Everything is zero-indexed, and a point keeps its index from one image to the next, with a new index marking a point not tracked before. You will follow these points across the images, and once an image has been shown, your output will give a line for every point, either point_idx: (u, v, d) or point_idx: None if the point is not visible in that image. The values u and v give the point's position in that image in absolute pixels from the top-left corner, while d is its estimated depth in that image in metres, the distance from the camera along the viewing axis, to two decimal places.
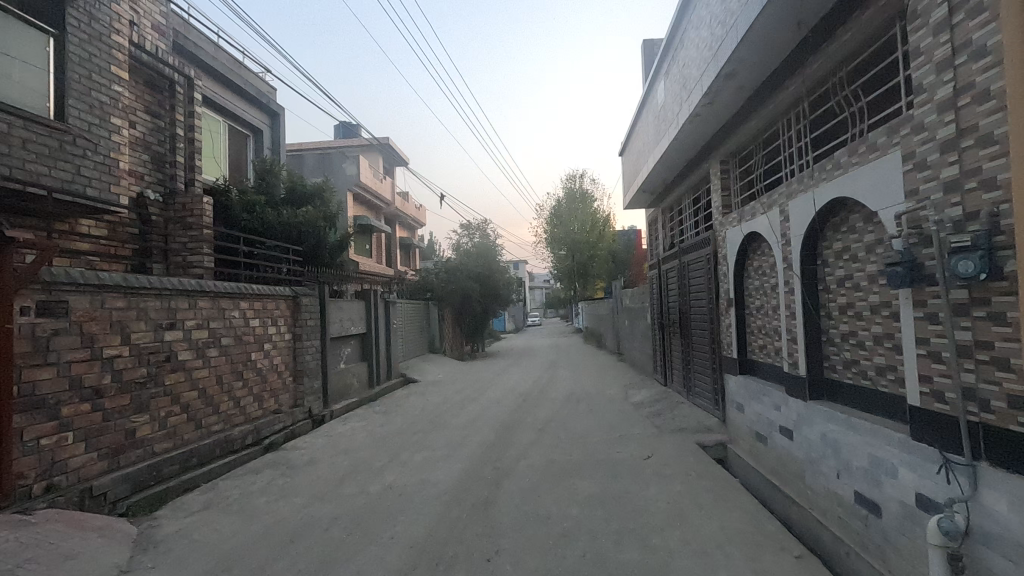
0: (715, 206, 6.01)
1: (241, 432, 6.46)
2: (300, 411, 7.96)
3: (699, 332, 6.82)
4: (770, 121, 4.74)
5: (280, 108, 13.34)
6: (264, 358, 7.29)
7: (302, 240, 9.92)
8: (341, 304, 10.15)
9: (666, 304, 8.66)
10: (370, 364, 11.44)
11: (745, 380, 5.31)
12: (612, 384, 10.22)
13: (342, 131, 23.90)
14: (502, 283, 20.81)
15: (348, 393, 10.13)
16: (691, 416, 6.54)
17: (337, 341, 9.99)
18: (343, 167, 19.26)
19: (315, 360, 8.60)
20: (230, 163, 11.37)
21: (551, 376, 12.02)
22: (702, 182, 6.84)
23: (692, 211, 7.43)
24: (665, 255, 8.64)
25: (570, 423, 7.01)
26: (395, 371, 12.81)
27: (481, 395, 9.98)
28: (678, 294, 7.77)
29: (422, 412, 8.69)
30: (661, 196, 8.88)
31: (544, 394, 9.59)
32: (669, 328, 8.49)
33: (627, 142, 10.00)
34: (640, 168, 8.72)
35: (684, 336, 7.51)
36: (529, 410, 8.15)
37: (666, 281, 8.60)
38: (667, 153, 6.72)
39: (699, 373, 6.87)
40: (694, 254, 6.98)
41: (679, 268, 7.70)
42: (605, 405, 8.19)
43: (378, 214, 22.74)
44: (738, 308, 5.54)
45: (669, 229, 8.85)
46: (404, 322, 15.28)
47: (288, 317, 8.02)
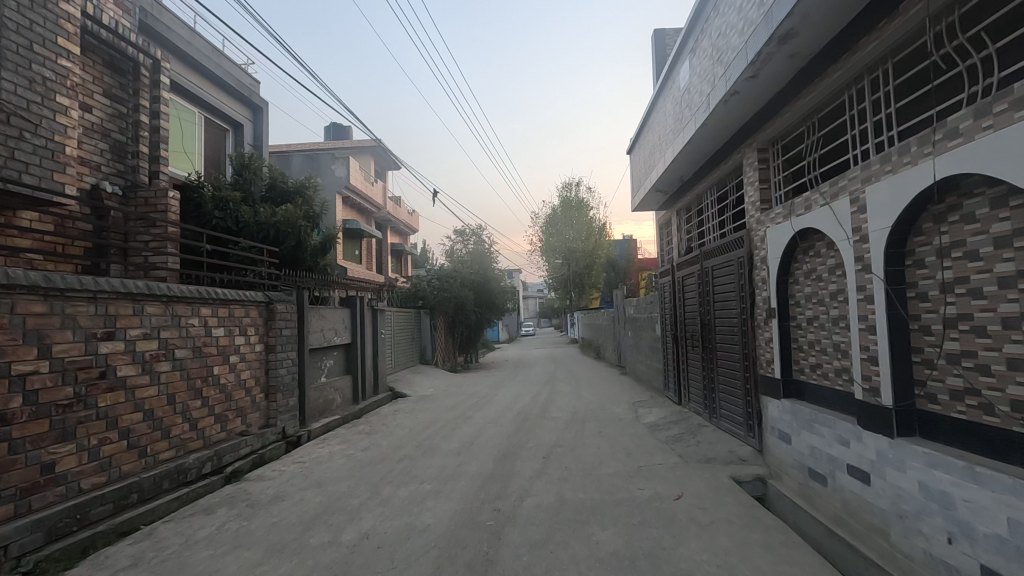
0: (752, 201, 5.19)
1: (198, 460, 5.53)
2: (272, 432, 7.02)
3: (726, 347, 5.98)
4: (830, 96, 3.94)
5: (263, 102, 12.53)
6: (229, 373, 6.37)
7: (280, 241, 9.03)
8: (322, 313, 9.25)
9: (682, 314, 7.82)
10: (354, 378, 10.52)
11: (793, 406, 4.46)
12: (618, 402, 9.35)
13: (333, 132, 23.09)
14: (498, 292, 20.07)
15: (329, 410, 9.20)
16: (718, 444, 5.67)
17: (317, 353, 9.09)
18: (332, 168, 18.43)
19: (291, 374, 7.69)
20: (205, 158, 10.55)
21: (550, 392, 11.16)
22: (729, 176, 6.04)
23: (716, 211, 6.62)
24: (682, 260, 7.82)
25: (577, 450, 6.14)
26: (382, 385, 11.88)
27: (475, 413, 9.10)
28: (698, 303, 6.95)
29: (409, 433, 7.78)
30: (677, 196, 8.08)
31: (545, 413, 8.71)
32: (686, 340, 7.65)
33: (638, 138, 9.22)
34: (654, 165, 7.92)
35: (706, 351, 6.68)
36: (529, 432, 7.26)
37: (682, 289, 7.78)
38: (691, 143, 5.90)
39: (727, 394, 6.01)
40: (720, 258, 6.16)
41: (700, 274, 6.88)
42: (614, 428, 7.32)
43: (369, 219, 21.89)
44: (781, 320, 4.71)
45: (685, 231, 8.04)
46: (393, 332, 14.36)
47: (260, 325, 7.11)
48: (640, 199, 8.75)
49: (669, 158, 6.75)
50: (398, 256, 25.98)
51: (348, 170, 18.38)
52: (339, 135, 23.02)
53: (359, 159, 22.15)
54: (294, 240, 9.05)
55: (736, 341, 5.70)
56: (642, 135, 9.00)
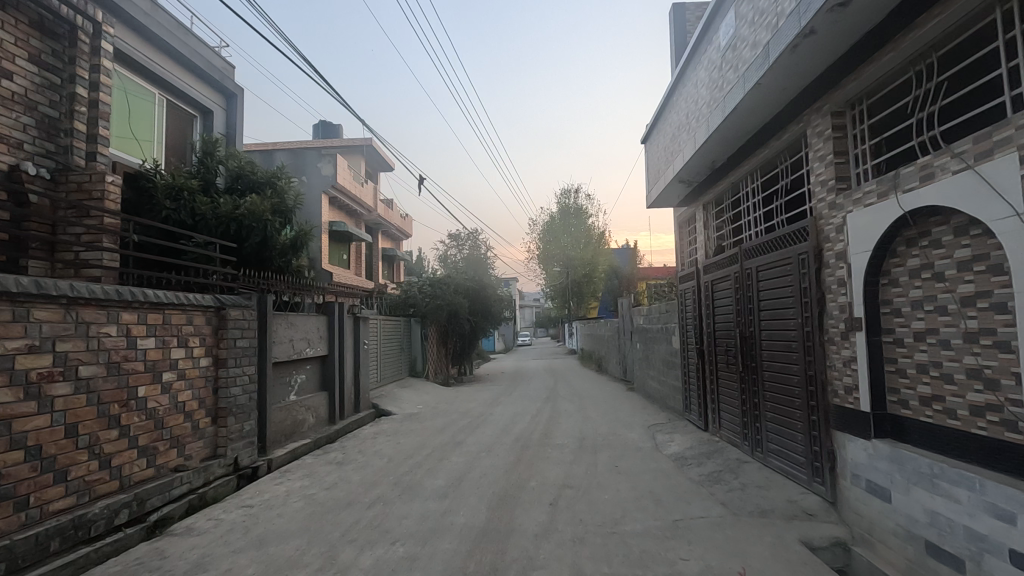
0: (823, 182, 4.05)
1: (108, 509, 4.32)
2: (218, 465, 5.79)
3: (779, 365, 4.78)
4: (965, 23, 2.81)
5: (238, 87, 11.40)
6: (161, 395, 5.16)
7: (244, 237, 7.81)
8: (293, 320, 8.05)
9: (712, 325, 6.62)
10: (331, 395, 9.29)
11: (894, 451, 3.29)
12: (631, 426, 8.15)
13: (321, 130, 21.95)
14: (495, 300, 18.91)
15: (297, 434, 7.96)
16: (772, 490, 4.49)
17: (285, 367, 7.87)
18: (318, 166, 17.30)
19: (248, 393, 6.47)
20: (166, 145, 9.42)
21: (552, 411, 9.97)
22: (783, 154, 4.89)
23: (761, 200, 5.46)
24: (712, 261, 6.64)
25: (592, 494, 4.94)
26: (364, 402, 10.65)
27: (467, 438, 7.88)
28: (736, 311, 5.76)
29: (388, 464, 6.55)
30: (704, 186, 6.91)
31: (547, 440, 7.49)
32: (718, 356, 6.46)
33: (657, 124, 8.07)
34: (678, 150, 6.76)
35: (747, 370, 5.48)
36: (529, 467, 6.06)
37: (713, 295, 6.59)
38: (736, 113, 4.74)
39: (780, 425, 4.81)
40: (771, 255, 4.98)
41: (739, 277, 5.70)
42: (632, 461, 6.12)
43: (358, 222, 20.73)
44: (870, 334, 3.55)
45: (715, 228, 6.87)
46: (379, 342, 13.14)
47: (208, 335, 5.90)
48: (660, 191, 7.61)
49: (701, 138, 5.62)
50: (389, 262, 24.80)
51: (336, 168, 17.34)
52: (328, 133, 21.91)
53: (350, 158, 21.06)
54: (260, 236, 7.85)
55: (795, 358, 4.51)
56: (661, 118, 7.86)
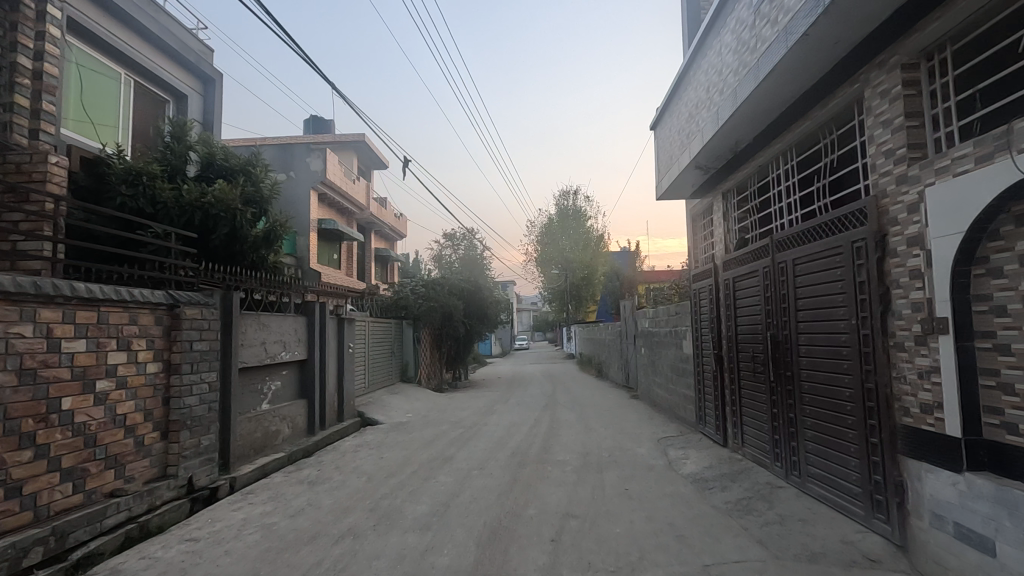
0: (889, 152, 3.31)
1: (14, 548, 3.53)
2: (167, 487, 5.01)
3: (826, 375, 4.02)
4: None
5: (217, 73, 10.70)
6: (94, 407, 4.38)
7: (210, 228, 7.04)
8: (265, 321, 7.28)
9: (735, 329, 5.86)
10: (310, 404, 8.50)
11: (1000, 490, 2.55)
12: (638, 440, 7.38)
13: (311, 125, 21.17)
14: (491, 303, 18.22)
15: (269, 448, 7.16)
16: (818, 526, 3.73)
17: (256, 373, 7.10)
18: (307, 161, 16.56)
19: (207, 403, 5.69)
20: (133, 130, 8.68)
21: (552, 421, 9.20)
22: (829, 126, 4.14)
23: (797, 182, 4.71)
24: (735, 254, 5.89)
25: (601, 527, 4.17)
26: (348, 410, 9.87)
27: (457, 452, 7.10)
28: (765, 311, 5.01)
29: (366, 485, 5.77)
30: (724, 172, 6.16)
31: (546, 455, 6.71)
32: (741, 363, 5.71)
33: (668, 106, 7.34)
34: (694, 131, 6.02)
35: (781, 380, 4.72)
36: (527, 490, 5.29)
37: (736, 294, 5.85)
38: (772, 76, 4.01)
39: (825, 446, 4.05)
40: (812, 245, 4.23)
41: (769, 273, 4.94)
42: (644, 483, 5.36)
43: (349, 221, 19.96)
44: (960, 339, 2.81)
45: (736, 219, 6.13)
46: (367, 345, 12.36)
47: (157, 337, 5.13)
48: (673, 178, 6.87)
49: (727, 112, 4.87)
50: (382, 263, 24.02)
51: (325, 163, 16.59)
52: (318, 128, 21.15)
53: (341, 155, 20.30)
54: (228, 227, 7.06)
55: (847, 367, 3.75)
56: (673, 99, 7.11)
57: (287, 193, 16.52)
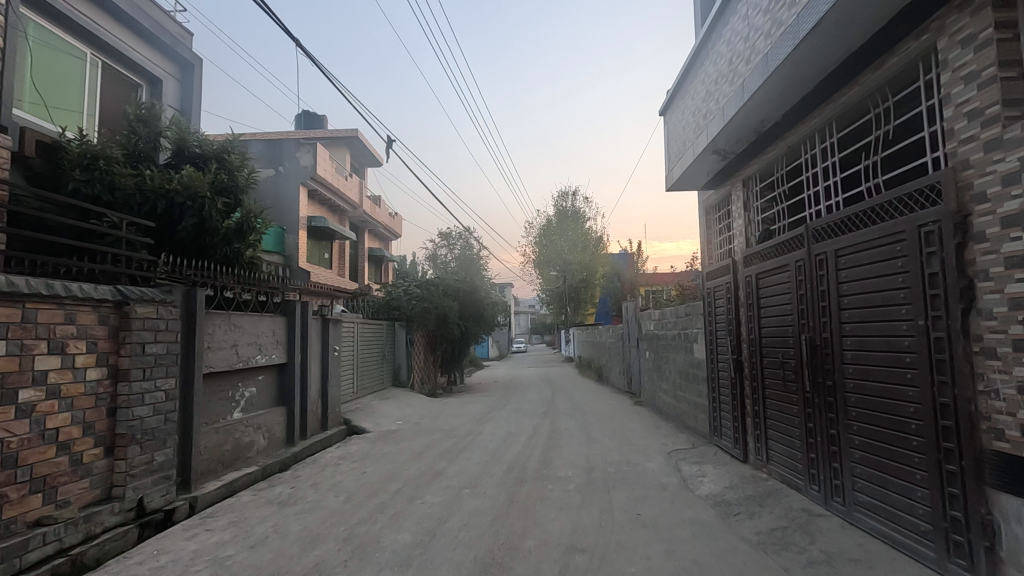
0: (975, 112, 2.68)
1: None
2: (110, 511, 4.34)
3: (882, 387, 3.39)
4: None
5: (196, 58, 10.04)
6: (14, 422, 3.72)
7: (176, 218, 6.36)
8: (238, 322, 6.61)
9: (760, 331, 5.22)
10: (289, 412, 7.83)
11: None
12: (647, 453, 6.73)
13: (303, 121, 20.52)
14: (487, 304, 17.61)
15: (240, 462, 6.48)
16: (877, 570, 3.07)
17: (226, 379, 6.44)
18: (296, 156, 15.90)
19: (164, 413, 5.02)
20: (99, 115, 8.03)
21: (551, 431, 8.56)
22: (883, 92, 3.52)
23: (838, 161, 4.08)
24: (759, 248, 5.25)
25: (612, 565, 3.51)
26: (333, 418, 9.20)
27: (447, 467, 6.43)
28: (798, 312, 4.37)
29: (343, 506, 5.10)
30: (747, 156, 5.51)
31: (546, 472, 6.06)
32: (766, 370, 5.07)
33: (680, 88, 6.71)
34: (713, 110, 5.38)
35: (819, 390, 4.08)
36: (524, 515, 4.63)
37: (761, 293, 5.22)
38: (818, 30, 3.38)
39: (880, 470, 3.42)
40: (861, 233, 3.61)
41: (803, 267, 4.31)
42: (657, 506, 4.71)
43: (341, 219, 19.32)
44: None
45: (759, 208, 5.50)
46: (355, 348, 11.69)
47: (100, 339, 4.48)
48: (687, 165, 6.24)
49: (757, 81, 4.23)
50: (377, 263, 23.35)
51: (316, 159, 15.94)
52: (311, 124, 20.48)
53: (333, 151, 19.67)
54: (194, 217, 6.37)
55: (912, 377, 3.12)
56: (686, 79, 6.45)
57: (275, 190, 15.89)
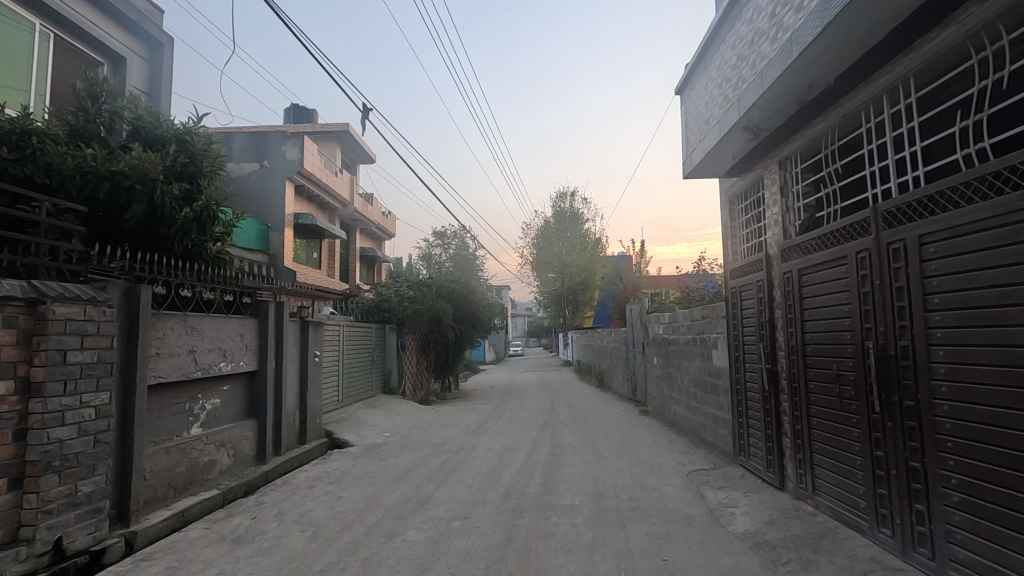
0: None
1: None
2: (12, 558, 3.51)
3: (997, 411, 2.62)
4: None
5: (168, 37, 9.23)
6: None
7: (126, 206, 5.52)
8: (196, 324, 5.78)
9: (804, 338, 4.43)
10: (260, 426, 6.98)
11: None
12: (663, 476, 5.91)
13: (292, 114, 19.69)
14: (483, 306, 16.81)
15: (195, 485, 5.63)
16: None
17: (180, 390, 5.60)
18: (282, 150, 15.07)
19: (92, 434, 4.19)
20: (50, 94, 7.23)
21: (554, 445, 7.74)
22: (992, 30, 2.74)
23: (917, 127, 3.30)
24: (804, 237, 4.47)
25: None
26: (312, 431, 8.35)
27: (435, 493, 5.59)
28: (861, 314, 3.59)
29: (307, 546, 4.25)
30: (787, 132, 4.70)
31: (549, 499, 5.23)
32: (813, 384, 4.28)
33: (702, 61, 5.92)
34: (750, 78, 4.58)
35: (892, 411, 3.30)
36: (524, 560, 3.81)
37: (805, 293, 4.45)
38: None
39: (992, 520, 2.63)
40: (961, 214, 2.85)
41: (867, 260, 3.55)
42: (685, 548, 3.88)
43: (331, 217, 18.48)
44: None
45: (800, 193, 4.70)
46: (340, 352, 10.85)
47: (5, 344, 3.65)
48: (712, 147, 5.43)
49: (813, 29, 3.44)
50: (368, 263, 22.53)
51: (302, 152, 15.10)
52: (300, 118, 19.65)
53: (323, 146, 18.83)
54: (143, 204, 5.49)
55: None
56: (711, 47, 5.63)
57: (260, 185, 15.08)
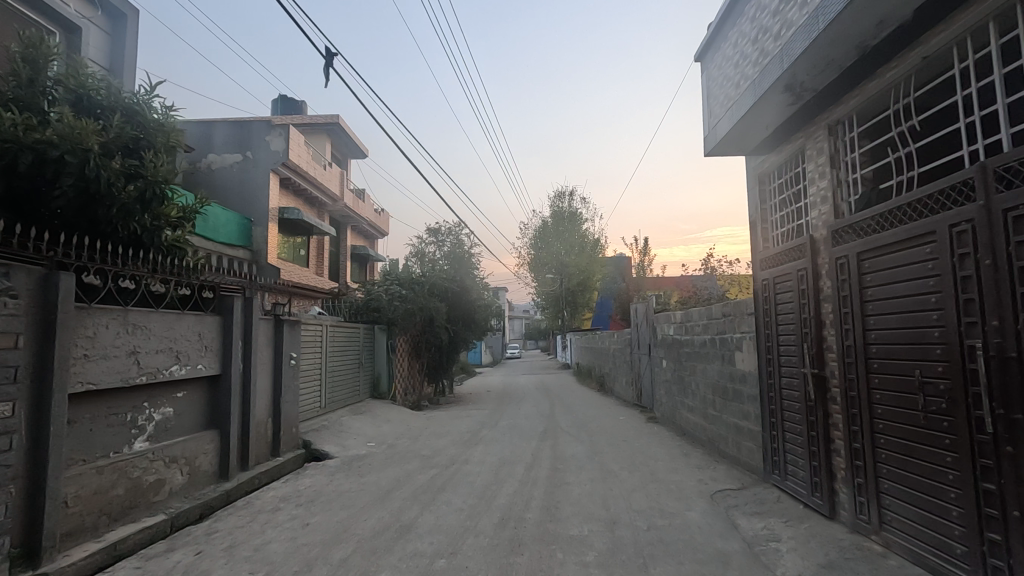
0: None
1: None
2: None
3: None
4: None
5: (132, 9, 8.42)
6: None
7: (55, 181, 4.69)
8: (140, 321, 4.96)
9: (865, 336, 3.62)
10: (222, 437, 6.12)
11: None
12: (684, 498, 5.09)
13: (280, 106, 18.83)
14: (479, 306, 16.03)
15: (137, 511, 4.79)
16: None
17: (119, 397, 4.76)
18: (266, 140, 14.25)
19: None
20: None
21: (556, 458, 6.91)
22: None
23: None
24: (865, 213, 3.66)
25: None
26: (287, 441, 7.50)
27: (418, 520, 4.76)
28: (959, 305, 2.79)
29: None
30: (839, 90, 3.90)
31: (551, 528, 4.41)
32: (880, 394, 3.47)
33: (731, 19, 5.14)
34: (799, 22, 3.80)
35: (1012, 431, 2.50)
36: None
37: (865, 282, 3.65)
38: None
39: None
40: None
41: (967, 235, 2.76)
42: None
43: (321, 213, 17.65)
44: None
45: (857, 162, 3.90)
46: (322, 354, 10.02)
47: None
48: (748, 113, 4.64)
49: None
50: (360, 262, 21.70)
51: (287, 142, 14.27)
52: (288, 109, 18.82)
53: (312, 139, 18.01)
54: (72, 177, 4.64)
55: None
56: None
57: (243, 177, 14.25)
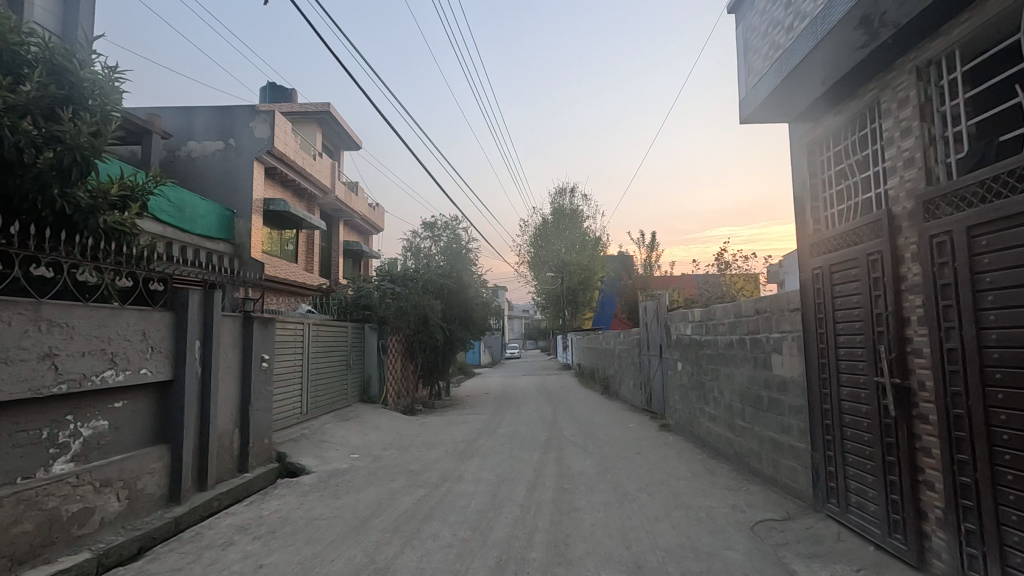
0: None
1: None
2: None
3: None
4: None
5: None
6: None
7: None
8: (58, 317, 4.10)
9: (979, 337, 2.75)
10: (172, 454, 5.22)
11: None
12: (721, 531, 4.20)
13: (268, 94, 17.95)
14: (477, 303, 15.17)
15: (52, 549, 3.90)
16: None
17: (27, 411, 3.88)
18: (250, 127, 13.39)
19: None
20: None
21: (562, 476, 6.02)
22: None
23: None
24: (976, 174, 2.79)
25: None
26: (256, 455, 6.61)
27: (396, 561, 3.87)
28: None
29: None
30: (933, 21, 3.02)
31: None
32: (1005, 414, 2.60)
33: None
34: None
35: None
36: None
37: (975, 266, 2.79)
38: None
39: None
40: None
41: None
42: None
43: (310, 206, 16.76)
44: None
45: (958, 111, 3.03)
46: (303, 356, 9.14)
47: None
48: (807, 61, 3.77)
49: None
50: (354, 259, 20.83)
51: (272, 129, 13.41)
52: (277, 97, 17.93)
53: (302, 129, 17.13)
54: None
55: None
56: None
57: (226, 166, 13.38)
